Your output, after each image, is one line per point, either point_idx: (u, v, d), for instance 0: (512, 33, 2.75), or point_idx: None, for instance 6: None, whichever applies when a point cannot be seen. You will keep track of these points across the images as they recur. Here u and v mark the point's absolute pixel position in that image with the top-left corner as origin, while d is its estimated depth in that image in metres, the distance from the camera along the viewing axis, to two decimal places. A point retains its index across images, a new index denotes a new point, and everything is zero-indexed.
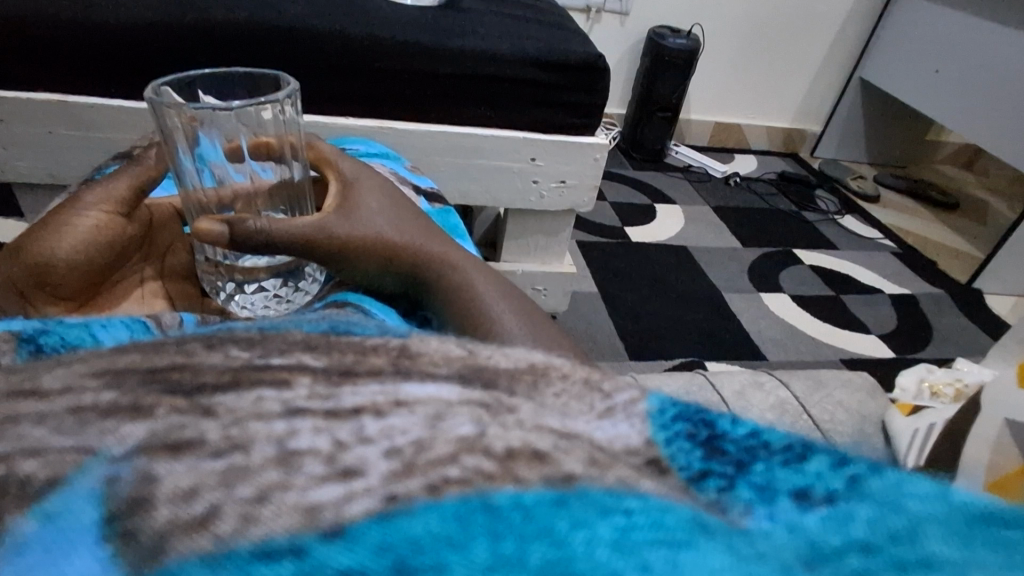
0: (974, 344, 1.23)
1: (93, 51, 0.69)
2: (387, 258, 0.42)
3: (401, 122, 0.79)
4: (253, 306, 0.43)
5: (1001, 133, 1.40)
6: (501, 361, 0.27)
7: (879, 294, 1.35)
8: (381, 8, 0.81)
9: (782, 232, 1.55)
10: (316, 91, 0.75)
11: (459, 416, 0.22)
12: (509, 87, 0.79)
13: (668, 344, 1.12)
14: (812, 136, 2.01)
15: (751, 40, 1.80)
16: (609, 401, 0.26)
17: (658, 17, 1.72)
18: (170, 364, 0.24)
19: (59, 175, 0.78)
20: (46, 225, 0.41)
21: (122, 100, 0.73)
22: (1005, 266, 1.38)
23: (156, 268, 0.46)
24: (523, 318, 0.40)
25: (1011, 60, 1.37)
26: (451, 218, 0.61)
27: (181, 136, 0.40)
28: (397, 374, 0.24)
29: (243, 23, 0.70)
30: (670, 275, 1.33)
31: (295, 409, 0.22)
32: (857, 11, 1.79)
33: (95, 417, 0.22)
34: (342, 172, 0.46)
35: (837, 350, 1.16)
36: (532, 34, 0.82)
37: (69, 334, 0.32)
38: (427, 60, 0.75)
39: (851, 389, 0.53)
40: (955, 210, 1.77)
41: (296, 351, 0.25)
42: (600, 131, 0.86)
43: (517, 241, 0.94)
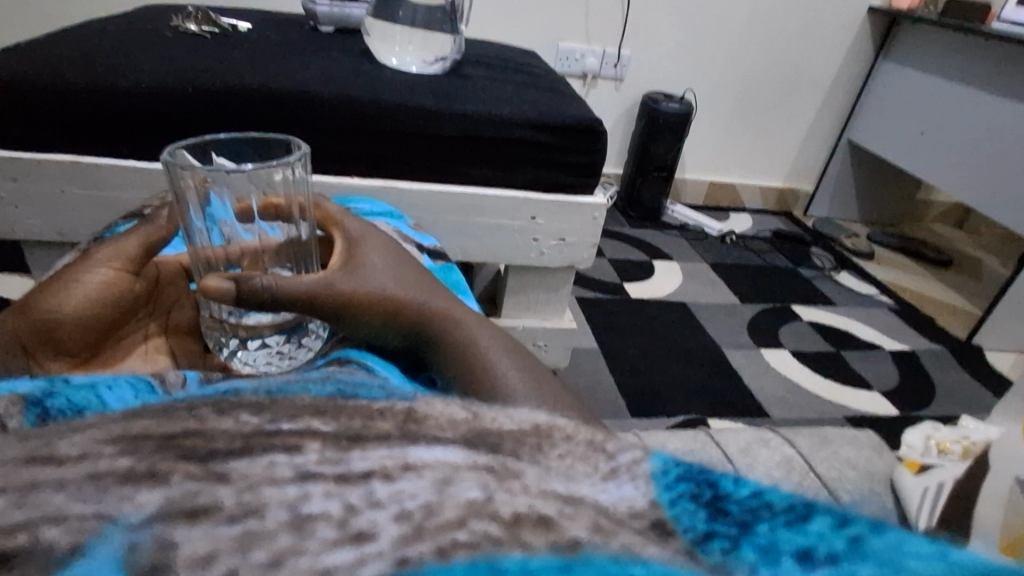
0: (979, 401, 1.22)
1: (111, 114, 0.72)
2: (389, 315, 0.43)
3: (405, 182, 0.82)
4: (255, 362, 0.44)
5: (990, 192, 1.44)
6: (506, 424, 0.27)
7: (880, 350, 1.35)
8: (388, 75, 0.85)
9: (780, 289, 1.56)
10: (323, 152, 0.78)
11: (466, 481, 0.23)
12: (510, 148, 0.82)
13: (670, 401, 1.11)
14: (805, 196, 2.06)
15: (742, 105, 1.87)
16: (613, 463, 0.27)
17: (652, 83, 1.80)
18: (183, 430, 0.25)
19: (66, 232, 0.79)
20: (55, 283, 0.42)
21: (134, 161, 0.76)
22: (1002, 324, 1.38)
23: (160, 323, 0.47)
24: (526, 374, 0.41)
25: (996, 124, 1.42)
26: (453, 274, 0.62)
27: (192, 196, 0.41)
28: (404, 439, 0.25)
29: (255, 88, 0.73)
30: (670, 331, 1.33)
31: (307, 473, 0.23)
32: (843, 78, 1.87)
33: (114, 484, 0.22)
34: (348, 231, 0.48)
35: (840, 408, 1.14)
36: (533, 99, 0.86)
37: (75, 396, 0.33)
38: (431, 122, 0.78)
39: (858, 447, 0.52)
40: (949, 268, 1.80)
41: (304, 416, 0.26)
42: (598, 191, 0.89)
43: (517, 297, 0.95)
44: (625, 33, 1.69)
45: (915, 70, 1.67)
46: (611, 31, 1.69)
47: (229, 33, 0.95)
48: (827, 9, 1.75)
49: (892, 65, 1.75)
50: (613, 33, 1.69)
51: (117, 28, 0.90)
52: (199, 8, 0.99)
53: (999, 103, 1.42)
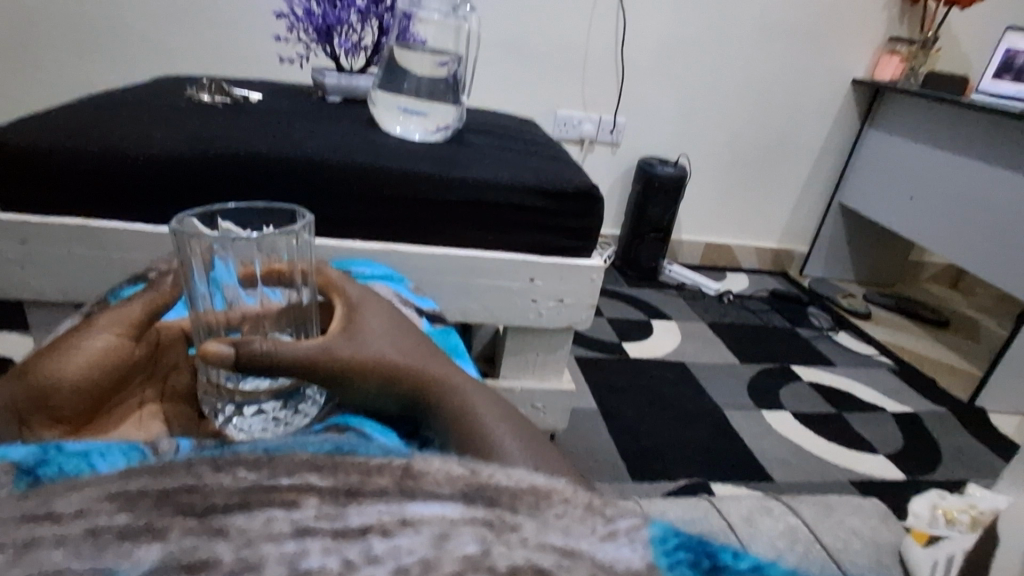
0: (986, 465, 1.20)
1: (123, 180, 0.75)
2: (388, 380, 0.43)
3: (406, 245, 0.83)
4: (251, 428, 0.43)
5: (982, 255, 1.46)
6: (503, 479, 0.27)
7: (883, 412, 1.33)
8: (393, 143, 0.88)
9: (778, 348, 1.56)
10: (327, 217, 0.80)
11: (464, 535, 0.24)
12: (509, 212, 0.84)
13: (672, 464, 1.09)
14: (800, 256, 2.08)
15: (735, 168, 1.92)
16: (611, 526, 0.26)
17: (647, 148, 1.86)
18: (181, 485, 0.25)
19: (70, 293, 0.80)
20: (57, 349, 0.42)
21: (143, 224, 0.77)
22: (1004, 385, 1.38)
23: (157, 389, 0.47)
24: (523, 438, 0.40)
25: (982, 190, 1.46)
26: (451, 338, 0.63)
27: (197, 261, 0.43)
28: (402, 495, 0.25)
29: (263, 156, 0.76)
30: (669, 391, 1.32)
31: (304, 528, 0.23)
32: (831, 144, 1.93)
33: (112, 539, 0.23)
34: (349, 297, 0.48)
35: (845, 471, 1.12)
36: (531, 166, 0.88)
37: (67, 463, 0.32)
38: (433, 187, 0.80)
39: (863, 515, 0.52)
40: (947, 328, 1.80)
41: (302, 471, 0.26)
42: (596, 253, 0.90)
43: (516, 358, 0.95)
44: (620, 101, 1.77)
45: (899, 138, 1.73)
46: (607, 99, 1.76)
47: (241, 103, 0.99)
48: (813, 79, 1.83)
49: (877, 133, 1.82)
50: (609, 101, 1.76)
51: (133, 98, 0.94)
52: (213, 79, 1.04)
53: (983, 168, 1.47)
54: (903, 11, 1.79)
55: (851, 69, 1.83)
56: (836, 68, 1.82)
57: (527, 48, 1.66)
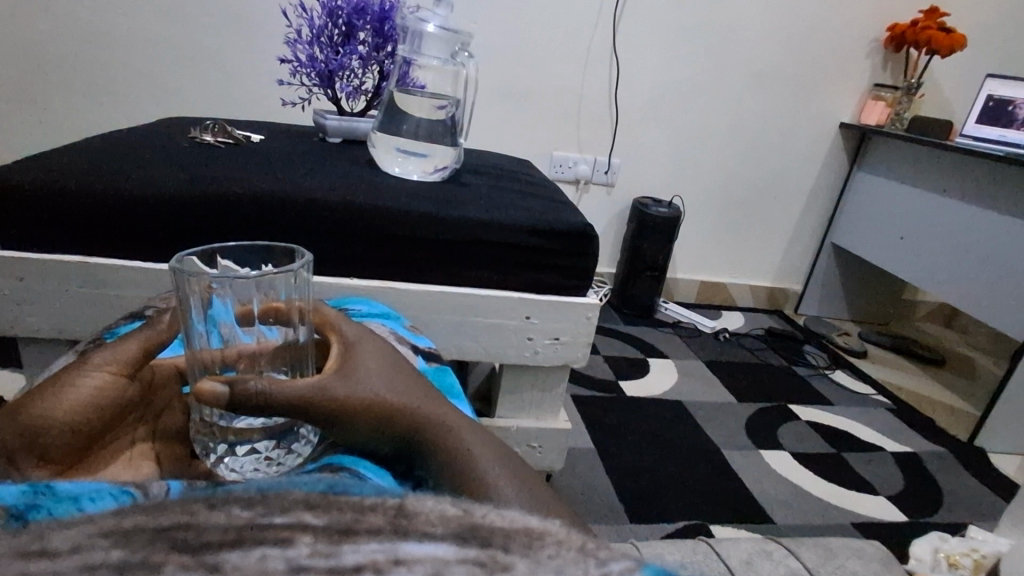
0: (989, 506, 1.18)
1: (124, 219, 0.76)
2: (383, 420, 0.43)
3: (402, 283, 0.84)
4: (242, 468, 0.43)
5: (974, 294, 1.47)
6: (496, 519, 0.27)
7: (882, 452, 1.32)
8: (392, 183, 0.90)
9: (775, 387, 1.56)
10: (325, 256, 0.81)
11: (457, 574, 0.24)
12: (505, 251, 0.85)
13: (670, 505, 1.07)
14: (794, 295, 2.10)
15: (728, 208, 1.95)
16: (604, 567, 0.26)
17: (642, 188, 1.89)
18: (176, 522, 0.25)
19: (65, 329, 0.80)
20: (48, 387, 0.42)
21: (142, 262, 0.78)
22: (1002, 425, 1.37)
23: (148, 428, 0.47)
24: (519, 480, 0.40)
25: (971, 231, 1.49)
26: (447, 377, 0.63)
27: (195, 299, 0.43)
28: (395, 533, 0.25)
29: (263, 195, 0.77)
30: (666, 430, 1.31)
31: (299, 566, 0.23)
32: (822, 185, 1.97)
33: (107, 574, 0.22)
34: (346, 336, 0.49)
35: (847, 514, 1.10)
36: (527, 206, 0.90)
37: (57, 507, 0.32)
38: (429, 226, 0.81)
39: (865, 559, 0.51)
40: (943, 367, 1.81)
41: (296, 509, 0.26)
42: (591, 292, 0.91)
43: (512, 397, 0.95)
44: (614, 143, 1.81)
45: (887, 180, 1.77)
46: (601, 141, 1.80)
47: (242, 144, 1.01)
48: (803, 122, 1.87)
49: (866, 175, 1.86)
50: (603, 144, 1.80)
51: (138, 140, 0.96)
52: (216, 121, 1.06)
53: (970, 210, 1.50)
54: (887, 59, 1.85)
55: (838, 113, 1.88)
56: (824, 112, 1.88)
57: (524, 92, 1.71)
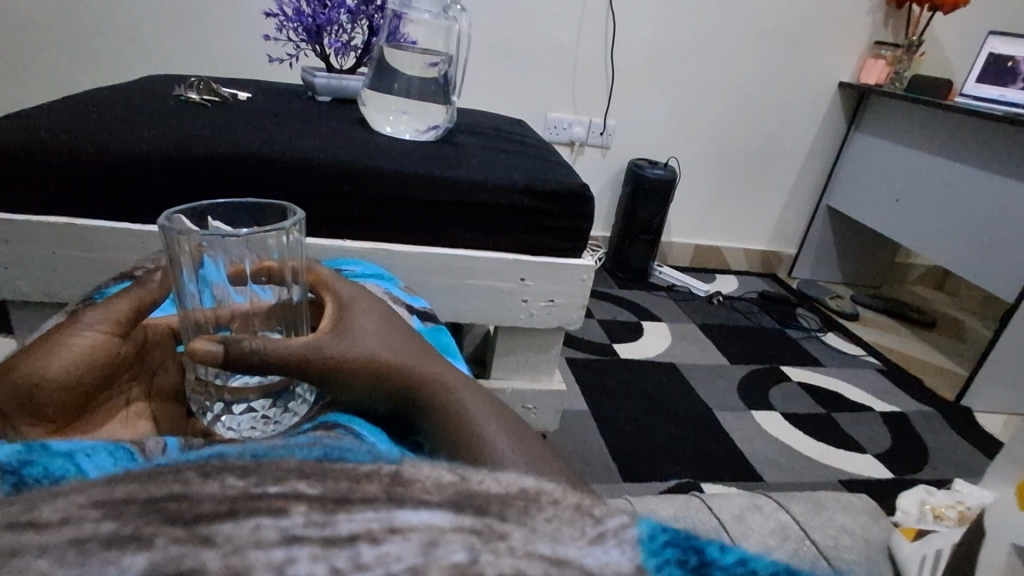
0: (972, 463, 1.21)
1: (109, 179, 0.74)
2: (380, 377, 0.43)
3: (395, 245, 0.83)
4: (239, 427, 0.43)
5: (968, 255, 1.47)
6: (493, 486, 0.25)
7: (871, 412, 1.34)
8: (384, 142, 0.88)
9: (769, 350, 1.57)
10: (316, 217, 0.80)
11: (452, 543, 0.22)
12: (500, 212, 0.84)
13: (663, 464, 1.09)
14: (788, 259, 2.10)
15: (723, 171, 1.94)
16: (600, 527, 0.24)
17: (637, 150, 1.87)
18: (169, 492, 0.23)
19: (55, 294, 0.79)
20: (40, 345, 0.41)
21: (130, 224, 0.77)
22: (989, 385, 1.39)
23: (144, 387, 0.46)
24: (515, 438, 0.40)
25: (968, 191, 1.48)
26: (443, 336, 0.63)
27: (186, 259, 0.41)
28: (391, 502, 0.23)
29: (251, 154, 0.75)
30: (661, 392, 1.32)
31: (293, 536, 0.21)
32: (819, 147, 1.96)
33: (98, 548, 0.21)
34: (339, 295, 0.48)
35: (834, 471, 1.13)
36: (522, 166, 0.88)
37: (53, 464, 0.32)
38: (423, 189, 0.80)
39: (853, 512, 0.52)
40: (933, 328, 1.83)
41: (291, 478, 0.24)
42: (586, 254, 0.91)
43: (507, 359, 0.95)
44: (610, 103, 1.78)
45: (885, 141, 1.75)
46: (596, 102, 1.77)
47: (229, 102, 0.98)
48: (801, 83, 1.85)
49: (863, 136, 1.84)
50: (599, 105, 1.77)
51: (121, 97, 0.93)
52: (201, 78, 1.03)
53: (966, 171, 1.49)
54: (888, 16, 1.81)
55: (837, 73, 1.85)
56: (823, 72, 1.84)
57: (517, 50, 1.67)
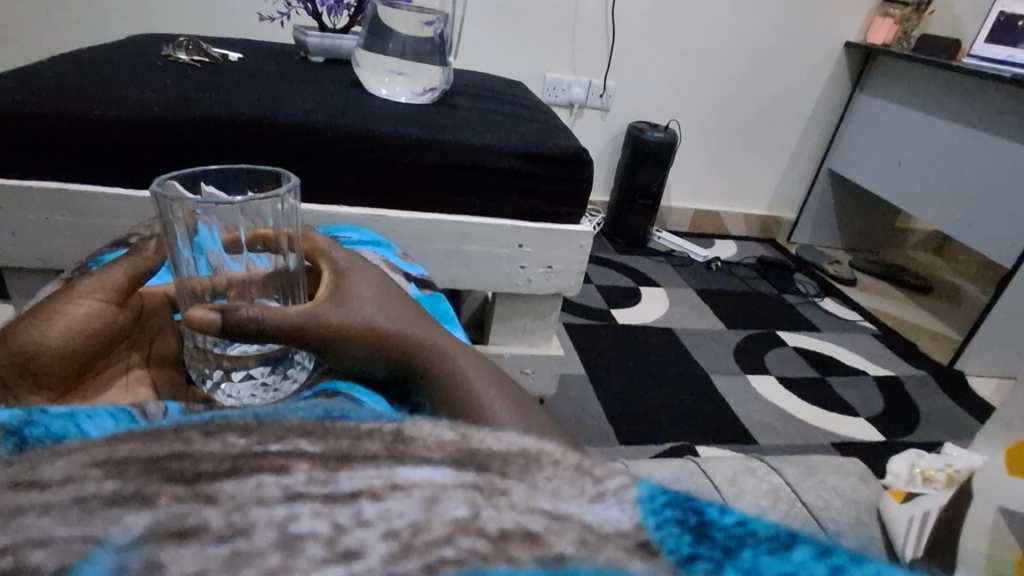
0: (962, 426, 1.23)
1: (99, 142, 0.72)
2: (377, 346, 0.43)
3: (391, 210, 0.82)
4: (239, 394, 0.43)
5: (968, 218, 1.46)
6: (494, 445, 0.25)
7: (865, 376, 1.36)
8: (379, 105, 0.86)
9: (766, 315, 1.58)
10: (312, 182, 0.78)
11: (453, 498, 0.22)
12: (498, 176, 0.83)
13: (659, 427, 1.11)
14: (787, 224, 2.09)
15: (724, 134, 1.91)
16: (600, 486, 0.24)
17: (637, 113, 1.84)
18: (171, 452, 0.23)
19: (49, 260, 0.78)
20: (37, 314, 0.41)
21: (122, 188, 0.76)
22: (983, 349, 1.40)
23: (143, 354, 0.46)
24: (513, 404, 0.40)
25: (970, 154, 1.46)
26: (440, 304, 0.62)
27: (180, 227, 0.41)
28: (393, 459, 0.23)
29: (244, 117, 0.74)
30: (658, 357, 1.33)
31: (295, 493, 0.21)
32: (822, 111, 1.93)
33: (100, 506, 0.21)
34: (336, 263, 0.48)
35: (827, 434, 1.15)
36: (520, 130, 0.87)
37: (53, 424, 0.32)
38: (420, 152, 0.79)
39: (844, 474, 0.53)
40: (929, 294, 1.83)
41: (293, 437, 0.24)
42: (584, 219, 0.90)
43: (505, 325, 0.95)
44: (610, 64, 1.74)
45: (889, 102, 1.72)
46: (597, 63, 1.73)
47: (220, 63, 0.96)
48: (806, 44, 1.81)
49: (868, 98, 1.81)
50: (599, 66, 1.73)
51: (109, 57, 0.91)
52: (191, 37, 1.00)
53: (969, 133, 1.47)
54: None
55: (843, 33, 1.81)
56: (829, 32, 1.80)
57: (516, 9, 1.62)
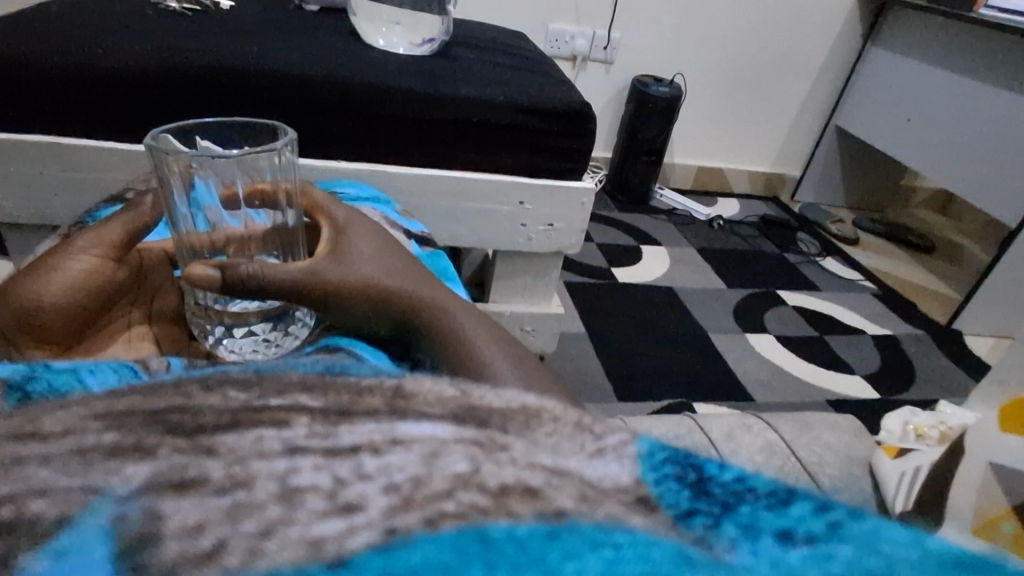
0: (957, 384, 1.24)
1: (90, 94, 0.71)
2: (378, 303, 0.42)
3: (389, 166, 0.81)
4: (241, 350, 0.43)
5: (976, 177, 1.44)
6: (494, 401, 0.25)
7: (863, 335, 1.37)
8: (376, 56, 0.83)
9: (767, 274, 1.57)
10: (311, 136, 0.77)
11: (453, 453, 0.22)
12: (499, 132, 0.81)
13: (657, 384, 1.12)
14: (791, 182, 2.07)
15: (731, 89, 1.87)
16: (600, 443, 0.24)
17: (642, 66, 1.79)
18: (170, 405, 0.23)
19: (46, 215, 0.78)
20: (36, 269, 0.41)
21: (115, 142, 0.74)
22: (983, 309, 1.40)
23: (143, 311, 0.46)
24: (513, 362, 0.40)
25: (981, 110, 1.43)
26: (440, 261, 0.62)
27: (176, 182, 0.40)
28: (393, 415, 0.23)
29: (238, 68, 0.72)
30: (658, 315, 1.34)
31: (295, 447, 0.21)
32: (832, 64, 1.88)
33: (100, 458, 0.21)
34: (335, 218, 0.47)
35: (823, 392, 1.16)
36: (522, 83, 0.85)
37: (57, 379, 0.32)
38: (418, 105, 0.77)
39: (839, 431, 0.53)
40: (932, 253, 1.82)
41: (293, 392, 0.24)
42: (587, 176, 0.88)
43: (505, 283, 0.95)
44: (615, 14, 1.68)
45: (902, 56, 1.68)
46: (601, 12, 1.67)
47: (212, 11, 0.93)
48: None
49: (880, 51, 1.75)
50: (603, 16, 1.67)
51: (96, 4, 0.87)
52: None
53: (982, 88, 1.44)
54: None
55: None
56: None
57: None
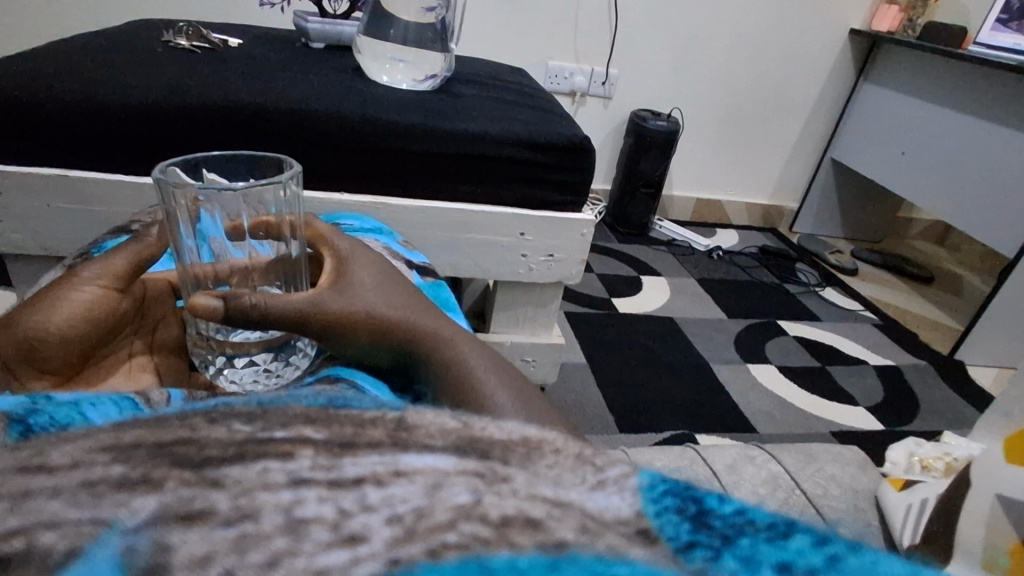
0: (961, 416, 1.23)
1: (98, 130, 0.72)
2: (378, 333, 0.43)
3: (391, 198, 0.82)
4: (242, 380, 0.43)
5: (970, 207, 1.46)
6: (496, 433, 0.26)
7: (865, 366, 1.36)
8: (379, 92, 0.86)
9: (767, 305, 1.58)
10: (315, 168, 0.78)
11: (456, 485, 0.22)
12: (500, 165, 0.82)
13: (659, 416, 1.11)
14: (789, 213, 2.09)
15: (727, 123, 1.90)
16: (601, 475, 0.25)
17: (639, 100, 1.83)
18: (175, 437, 0.23)
19: (51, 247, 0.79)
20: (40, 300, 0.41)
21: (122, 175, 0.76)
22: (984, 339, 1.40)
23: (145, 341, 0.47)
24: (514, 393, 0.41)
25: (973, 144, 1.45)
26: (442, 292, 0.63)
27: (182, 214, 0.40)
28: (396, 446, 0.23)
29: (245, 105, 0.73)
30: (659, 346, 1.34)
31: (300, 479, 0.21)
32: (826, 99, 1.92)
33: (108, 490, 0.21)
34: (338, 250, 0.48)
35: (827, 423, 1.15)
36: (522, 117, 0.86)
37: (58, 413, 0.32)
38: (421, 139, 0.79)
39: (844, 463, 0.53)
40: (931, 284, 1.83)
41: (297, 425, 0.24)
42: (587, 208, 0.89)
43: (506, 313, 0.95)
44: (612, 51, 1.72)
45: (894, 91, 1.71)
46: (598, 51, 1.72)
47: (220, 49, 0.95)
48: (810, 33, 1.79)
49: (874, 87, 1.79)
50: (601, 53, 1.72)
51: (109, 43, 0.90)
52: (189, 23, 0.99)
53: (974, 122, 1.46)
54: None
55: (848, 21, 1.80)
56: (834, 18, 1.78)
57: None
